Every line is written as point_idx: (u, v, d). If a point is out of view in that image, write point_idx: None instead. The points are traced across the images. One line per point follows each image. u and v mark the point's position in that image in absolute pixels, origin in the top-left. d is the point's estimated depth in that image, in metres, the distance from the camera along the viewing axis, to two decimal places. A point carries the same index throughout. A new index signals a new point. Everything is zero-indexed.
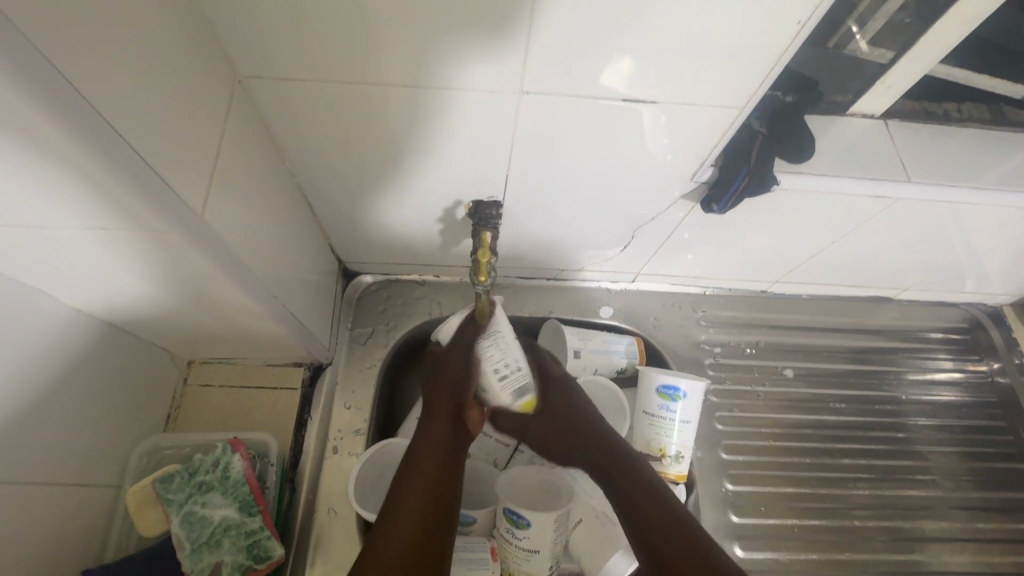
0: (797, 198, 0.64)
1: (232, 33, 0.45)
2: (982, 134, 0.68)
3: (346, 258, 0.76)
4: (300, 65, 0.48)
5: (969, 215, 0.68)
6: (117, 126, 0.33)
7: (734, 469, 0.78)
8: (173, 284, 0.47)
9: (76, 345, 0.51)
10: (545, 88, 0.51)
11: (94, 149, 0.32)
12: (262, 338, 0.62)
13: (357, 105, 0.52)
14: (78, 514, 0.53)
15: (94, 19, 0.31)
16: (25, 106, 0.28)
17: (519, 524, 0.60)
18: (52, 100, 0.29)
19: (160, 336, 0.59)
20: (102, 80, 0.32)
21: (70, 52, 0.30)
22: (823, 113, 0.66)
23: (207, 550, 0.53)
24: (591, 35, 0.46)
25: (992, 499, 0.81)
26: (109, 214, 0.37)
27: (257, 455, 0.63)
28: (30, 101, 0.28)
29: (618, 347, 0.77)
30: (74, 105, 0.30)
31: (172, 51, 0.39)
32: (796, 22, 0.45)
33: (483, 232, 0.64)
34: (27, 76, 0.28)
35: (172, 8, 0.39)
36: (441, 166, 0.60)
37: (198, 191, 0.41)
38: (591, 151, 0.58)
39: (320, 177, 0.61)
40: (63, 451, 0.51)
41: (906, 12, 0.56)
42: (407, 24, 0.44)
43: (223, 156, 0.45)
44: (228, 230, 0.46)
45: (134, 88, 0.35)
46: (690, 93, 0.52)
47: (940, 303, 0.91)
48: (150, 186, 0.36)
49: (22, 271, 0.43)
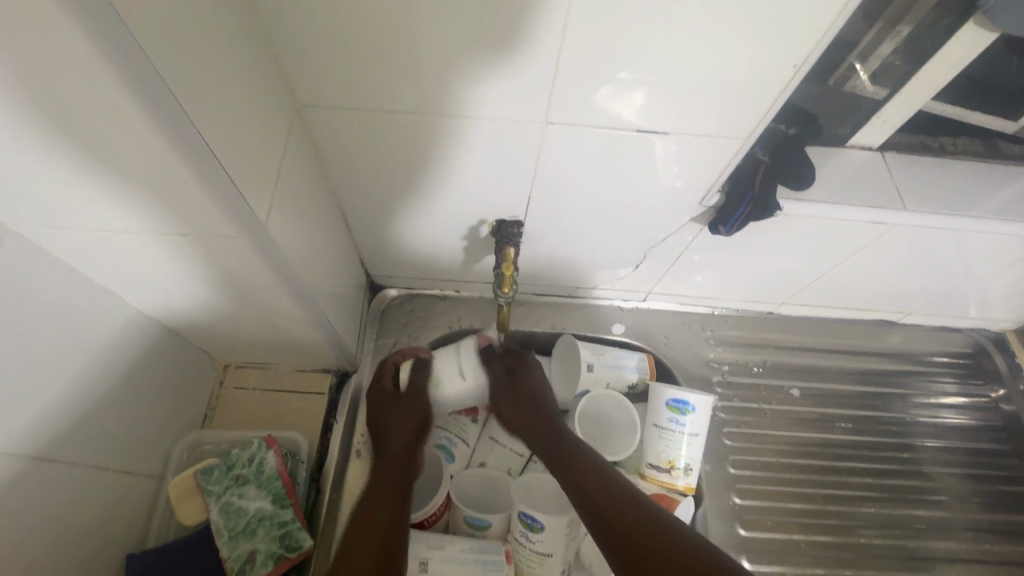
0: (800, 223, 0.68)
1: (294, 67, 0.51)
2: (975, 166, 0.72)
3: (374, 272, 0.81)
4: (351, 96, 0.54)
5: (965, 242, 0.71)
6: (210, 147, 0.38)
7: (742, 483, 0.80)
8: (227, 288, 0.52)
9: (136, 343, 0.56)
10: (565, 118, 0.56)
11: (198, 170, 0.38)
12: (298, 343, 0.66)
13: (397, 133, 0.58)
14: (125, 500, 0.57)
15: (198, 58, 0.37)
16: (146, 127, 0.34)
17: (533, 528, 0.63)
18: (171, 127, 0.35)
19: (205, 339, 0.64)
20: (202, 109, 0.38)
21: (184, 84, 0.36)
22: (824, 144, 0.70)
23: (243, 537, 0.57)
24: (607, 71, 0.51)
25: (999, 521, 0.82)
26: (188, 222, 0.43)
27: (289, 454, 0.68)
28: (154, 129, 0.34)
29: (629, 362, 0.80)
30: (185, 132, 0.36)
31: (248, 83, 0.45)
32: (792, 65, 0.50)
33: (505, 249, 0.70)
34: (156, 109, 0.33)
35: (249, 48, 0.45)
36: (469, 188, 0.65)
37: (263, 204, 0.46)
38: (604, 176, 0.63)
39: (356, 196, 0.66)
40: (116, 440, 0.56)
41: (895, 56, 0.61)
42: (445, 60, 0.50)
43: (282, 173, 0.51)
44: (284, 239, 0.51)
45: (224, 115, 0.40)
46: (698, 125, 0.57)
47: (944, 328, 0.93)
48: (230, 199, 0.41)
49: (101, 272, 0.48)
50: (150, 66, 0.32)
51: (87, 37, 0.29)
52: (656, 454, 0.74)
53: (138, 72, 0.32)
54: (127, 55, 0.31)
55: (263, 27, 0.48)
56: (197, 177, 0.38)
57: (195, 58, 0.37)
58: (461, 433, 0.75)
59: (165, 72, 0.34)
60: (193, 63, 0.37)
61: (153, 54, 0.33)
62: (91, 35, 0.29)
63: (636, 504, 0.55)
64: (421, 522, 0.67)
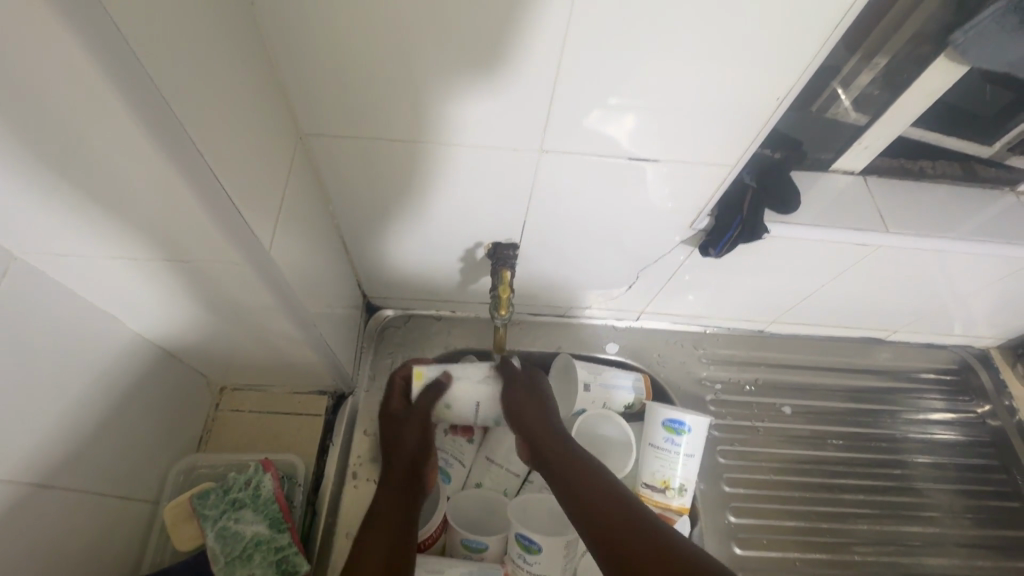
0: (787, 245, 0.70)
1: (299, 95, 0.53)
2: (953, 190, 0.75)
3: (371, 293, 0.82)
4: (352, 124, 0.56)
5: (947, 263, 0.74)
6: (222, 181, 0.40)
7: (736, 501, 0.80)
8: (228, 310, 0.53)
9: (134, 365, 0.56)
10: (559, 144, 0.58)
11: (208, 202, 0.39)
12: (296, 364, 0.67)
13: (397, 160, 0.59)
14: (119, 525, 0.57)
15: (212, 95, 0.39)
16: (161, 161, 0.36)
17: (530, 549, 0.63)
18: (185, 162, 0.36)
19: (202, 360, 0.64)
20: (214, 144, 0.40)
21: (200, 122, 0.38)
22: (809, 169, 0.73)
23: (239, 563, 0.57)
24: (599, 100, 0.53)
25: (990, 537, 0.83)
26: (194, 248, 0.44)
27: (285, 477, 0.68)
28: (168, 164, 0.36)
29: (626, 382, 0.81)
30: (199, 166, 0.38)
31: (255, 114, 0.46)
32: (775, 97, 0.53)
33: (502, 272, 0.71)
34: (171, 146, 0.35)
35: (256, 80, 0.47)
36: (466, 210, 0.66)
37: (268, 230, 0.47)
38: (596, 199, 0.65)
39: (355, 218, 0.67)
40: (112, 464, 0.55)
41: (874, 86, 0.64)
42: (443, 88, 0.52)
43: (286, 200, 0.52)
44: (287, 264, 0.52)
45: (234, 150, 0.42)
46: (688, 152, 0.59)
47: (930, 345, 0.95)
48: (236, 227, 0.43)
49: (101, 294, 0.49)
50: (169, 106, 0.34)
51: (107, 76, 0.30)
52: (650, 473, 0.75)
53: (153, 107, 0.33)
54: (143, 92, 0.32)
55: (270, 59, 0.49)
56: (206, 207, 0.40)
57: (208, 96, 0.39)
58: (458, 454, 0.76)
59: (183, 113, 0.36)
60: (207, 101, 0.39)
61: (171, 93, 0.34)
62: (108, 74, 0.30)
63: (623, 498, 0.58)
64: (418, 546, 0.67)
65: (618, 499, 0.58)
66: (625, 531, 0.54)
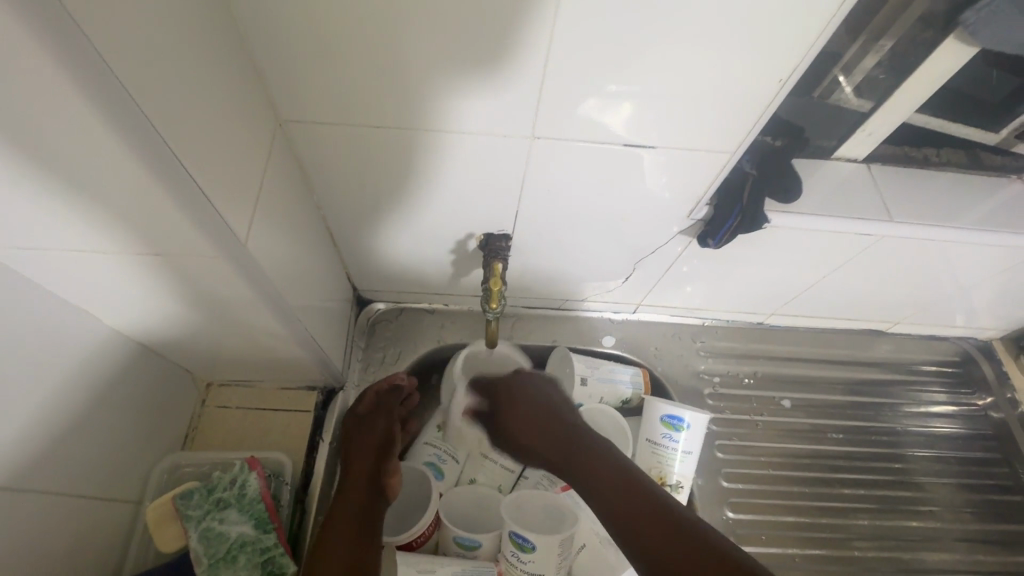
0: (788, 235, 0.68)
1: (277, 80, 0.50)
2: (959, 178, 0.73)
3: (361, 286, 0.80)
4: (334, 111, 0.53)
5: (951, 254, 0.72)
6: (190, 171, 0.38)
7: (734, 497, 0.79)
8: (207, 306, 0.51)
9: (112, 362, 0.54)
10: (552, 131, 0.55)
11: (175, 192, 0.37)
12: (283, 360, 0.65)
13: (382, 148, 0.57)
14: (99, 528, 0.55)
15: (178, 80, 0.37)
16: (121, 150, 0.33)
17: (524, 547, 0.61)
18: (146, 149, 0.34)
19: (185, 357, 0.62)
20: (182, 131, 0.37)
21: (164, 108, 0.35)
22: (811, 157, 0.71)
23: (223, 565, 0.55)
24: (593, 86, 0.51)
25: (991, 531, 0.82)
26: (164, 241, 0.42)
27: (273, 475, 0.66)
28: (129, 152, 0.34)
29: (623, 377, 0.79)
30: (163, 155, 0.35)
31: (230, 100, 0.44)
32: (775, 80, 0.50)
33: (493, 264, 0.69)
34: (130, 133, 0.33)
35: (229, 65, 0.44)
36: (457, 201, 0.64)
37: (244, 222, 0.45)
38: (591, 189, 0.63)
39: (341, 210, 0.65)
40: (91, 464, 0.54)
41: (879, 70, 0.62)
42: (429, 73, 0.50)
43: (265, 190, 0.50)
44: (267, 258, 0.50)
45: (207, 137, 0.40)
46: (686, 138, 0.56)
47: (932, 337, 0.93)
48: (208, 219, 0.40)
49: (72, 291, 0.47)
50: (128, 93, 0.32)
51: (52, 58, 0.28)
52: (647, 469, 0.74)
53: (110, 92, 0.31)
54: (96, 76, 0.30)
55: (243, 42, 0.47)
56: (174, 198, 0.37)
57: (174, 80, 0.36)
58: (450, 450, 0.74)
59: (145, 98, 0.33)
60: (172, 85, 0.36)
61: (129, 77, 0.32)
62: (57, 55, 0.28)
63: (650, 495, 0.57)
64: (409, 545, 0.65)
65: (644, 497, 0.56)
66: (655, 533, 0.53)
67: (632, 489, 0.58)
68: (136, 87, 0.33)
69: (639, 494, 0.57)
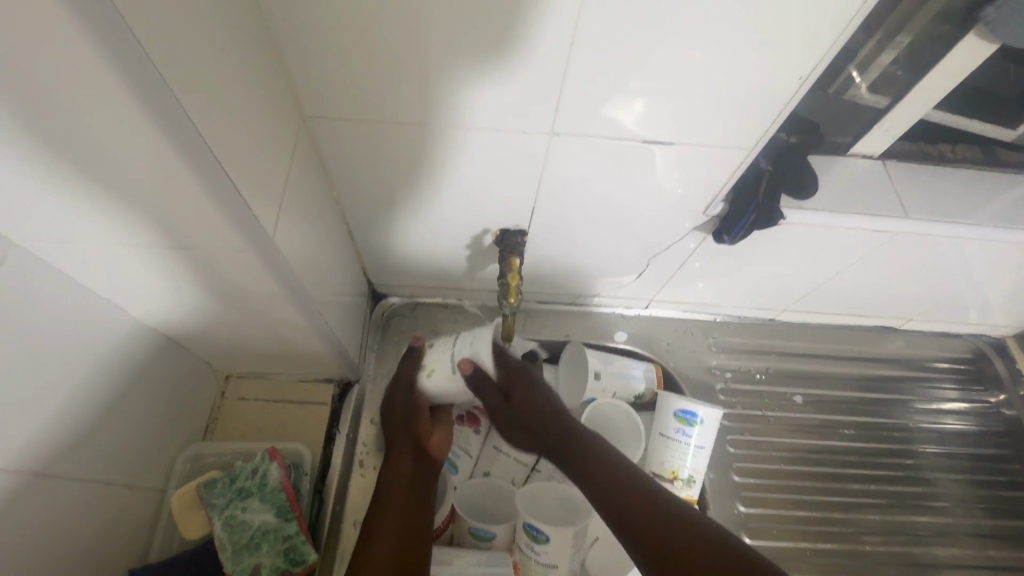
0: (802, 231, 0.68)
1: (300, 76, 0.51)
2: (976, 175, 0.73)
3: (376, 280, 0.80)
4: (355, 107, 0.54)
5: (966, 250, 0.72)
6: (223, 165, 0.39)
7: (746, 491, 0.80)
8: (231, 298, 0.52)
9: (138, 353, 0.56)
10: (570, 128, 0.56)
11: (208, 187, 0.38)
12: (302, 353, 0.66)
13: (402, 143, 0.58)
14: (125, 514, 0.57)
15: (212, 76, 0.38)
16: (159, 145, 0.34)
17: (538, 539, 0.62)
18: (183, 143, 0.35)
19: (207, 349, 0.64)
20: (215, 127, 0.38)
21: (200, 104, 0.36)
22: (826, 153, 0.71)
23: (246, 552, 0.57)
24: (612, 83, 0.51)
25: (1003, 527, 0.82)
26: (195, 234, 0.43)
27: (292, 465, 0.68)
28: (166, 147, 0.34)
29: (636, 372, 0.80)
30: (199, 150, 0.36)
31: (257, 96, 0.45)
32: (794, 76, 0.50)
33: (510, 259, 0.70)
34: (169, 129, 0.34)
35: (256, 62, 0.45)
36: (474, 196, 0.65)
37: (271, 216, 0.46)
38: (607, 185, 0.63)
39: (359, 204, 0.66)
40: (118, 453, 0.55)
41: (897, 66, 0.62)
42: (450, 70, 0.50)
43: (289, 185, 0.50)
44: (291, 252, 0.50)
45: (238, 133, 0.41)
46: (703, 134, 0.57)
47: (945, 334, 0.93)
48: (237, 213, 0.41)
49: (103, 283, 0.48)
50: (168, 88, 0.33)
51: (99, 56, 0.29)
52: (659, 463, 0.74)
53: (151, 88, 0.32)
54: (139, 73, 0.31)
55: (271, 39, 0.48)
56: (206, 193, 0.38)
57: (208, 77, 0.37)
58: (464, 443, 0.75)
59: (182, 94, 0.34)
60: (207, 82, 0.37)
61: (169, 73, 0.33)
62: (102, 51, 0.29)
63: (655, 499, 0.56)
64: None
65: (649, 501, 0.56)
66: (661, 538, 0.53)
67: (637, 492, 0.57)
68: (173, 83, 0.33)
69: (643, 495, 0.57)
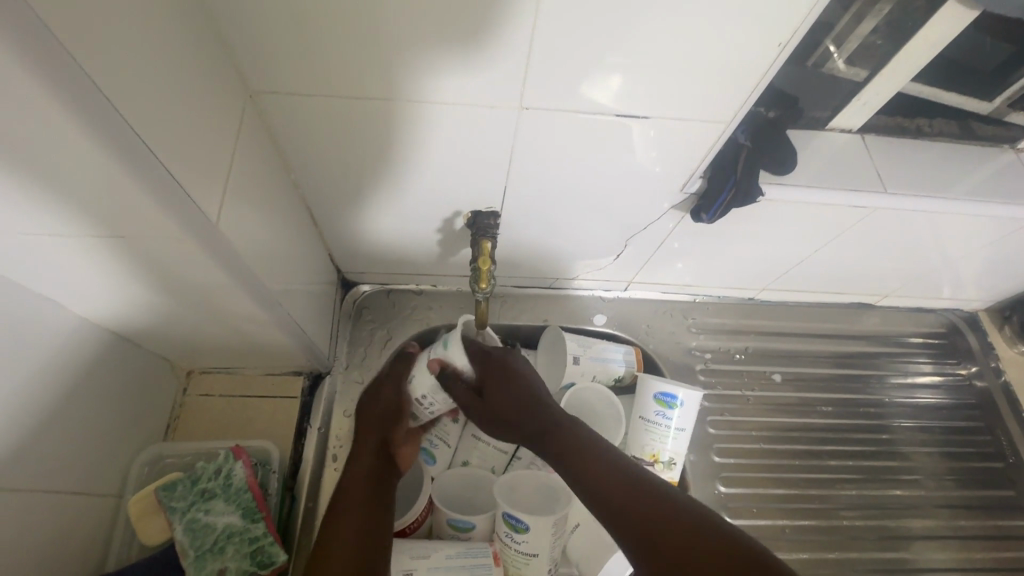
0: (781, 209, 0.67)
1: (246, 48, 0.47)
2: (952, 148, 0.72)
3: (345, 268, 0.77)
4: (309, 82, 0.50)
5: (943, 226, 0.72)
6: (151, 148, 0.35)
7: (726, 471, 0.80)
8: (180, 292, 0.49)
9: (84, 353, 0.52)
10: (542, 103, 0.53)
11: (138, 172, 0.35)
12: (265, 346, 0.63)
13: (362, 121, 0.54)
14: (81, 523, 0.54)
15: (136, 49, 0.34)
16: (73, 129, 0.30)
17: (518, 528, 0.61)
18: (103, 125, 0.31)
19: (162, 344, 0.60)
20: (140, 106, 0.34)
21: (119, 82, 0.32)
22: (804, 128, 0.69)
23: (210, 556, 0.55)
24: (582, 54, 0.48)
25: (973, 497, 0.84)
26: (130, 225, 0.39)
27: (259, 464, 0.65)
28: (81, 131, 0.31)
29: (616, 356, 0.78)
30: (121, 133, 0.33)
31: (193, 70, 0.41)
32: (774, 45, 0.48)
33: (482, 243, 0.67)
34: (83, 111, 0.30)
35: (190, 31, 0.41)
36: (441, 179, 0.62)
37: (215, 203, 0.43)
38: (582, 164, 0.61)
39: (322, 188, 0.62)
40: (68, 459, 0.52)
41: (876, 35, 0.60)
42: (412, 39, 0.47)
43: (237, 169, 0.47)
44: (241, 238, 0.47)
45: (170, 113, 0.37)
46: (680, 110, 0.54)
47: (919, 309, 0.94)
48: (175, 203, 0.38)
49: (34, 282, 0.44)
50: (73, 60, 0.29)
51: None
52: (640, 447, 0.74)
53: (57, 66, 0.28)
54: (35, 40, 0.27)
55: (207, 7, 0.43)
56: (137, 177, 0.35)
57: (131, 50, 0.34)
58: (442, 434, 0.72)
59: (96, 70, 0.31)
60: (128, 58, 0.33)
61: (78, 44, 0.29)
62: None
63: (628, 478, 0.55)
64: (403, 530, 0.65)
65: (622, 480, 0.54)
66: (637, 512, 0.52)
67: (623, 477, 0.55)
68: (86, 55, 0.30)
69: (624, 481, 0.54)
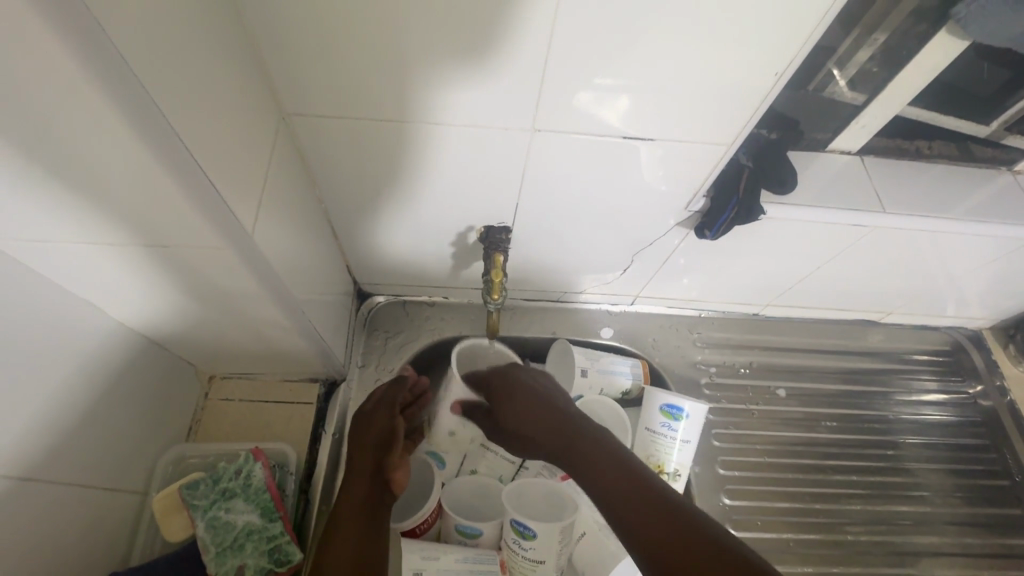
0: (783, 226, 0.69)
1: (280, 72, 0.51)
2: (952, 170, 0.74)
3: (362, 280, 0.80)
4: (337, 105, 0.54)
5: (943, 244, 0.73)
6: (198, 163, 0.38)
7: (731, 484, 0.81)
8: (210, 299, 0.52)
9: (118, 355, 0.55)
10: (550, 124, 0.56)
11: (184, 184, 0.38)
12: (285, 352, 0.66)
13: (383, 140, 0.57)
14: (107, 518, 0.56)
15: (187, 72, 0.38)
16: (132, 142, 0.34)
17: (525, 534, 0.62)
18: (156, 140, 0.35)
19: (188, 349, 0.63)
20: (190, 125, 0.38)
21: (174, 103, 0.36)
22: (806, 150, 0.72)
23: (230, 552, 0.57)
24: (588, 78, 0.51)
25: (980, 515, 0.84)
26: (172, 233, 0.42)
27: (277, 465, 0.68)
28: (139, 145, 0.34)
29: (623, 369, 0.80)
30: (173, 148, 0.36)
31: (234, 93, 0.44)
32: (773, 73, 0.51)
33: (495, 256, 0.69)
34: (142, 128, 0.34)
35: (233, 58, 0.45)
36: (455, 195, 0.65)
37: (249, 215, 0.46)
38: (589, 182, 0.64)
39: (343, 202, 0.66)
40: (99, 454, 0.54)
41: (873, 63, 0.63)
42: (431, 64, 0.50)
43: (269, 184, 0.50)
44: (270, 248, 0.50)
45: (215, 132, 0.41)
46: (683, 131, 0.57)
47: (923, 327, 0.95)
48: (213, 212, 0.41)
49: (79, 286, 0.48)
50: (138, 82, 0.32)
51: (68, 50, 0.29)
52: (645, 457, 0.75)
53: (124, 88, 0.32)
54: (107, 71, 0.31)
55: (248, 36, 0.47)
56: (184, 188, 0.38)
57: (183, 73, 0.37)
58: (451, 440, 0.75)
59: (156, 92, 0.34)
60: (182, 81, 0.37)
61: (142, 69, 0.33)
62: (71, 48, 0.29)
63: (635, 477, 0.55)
64: (412, 531, 0.67)
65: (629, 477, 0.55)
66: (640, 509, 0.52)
67: (627, 474, 0.56)
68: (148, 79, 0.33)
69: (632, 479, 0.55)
